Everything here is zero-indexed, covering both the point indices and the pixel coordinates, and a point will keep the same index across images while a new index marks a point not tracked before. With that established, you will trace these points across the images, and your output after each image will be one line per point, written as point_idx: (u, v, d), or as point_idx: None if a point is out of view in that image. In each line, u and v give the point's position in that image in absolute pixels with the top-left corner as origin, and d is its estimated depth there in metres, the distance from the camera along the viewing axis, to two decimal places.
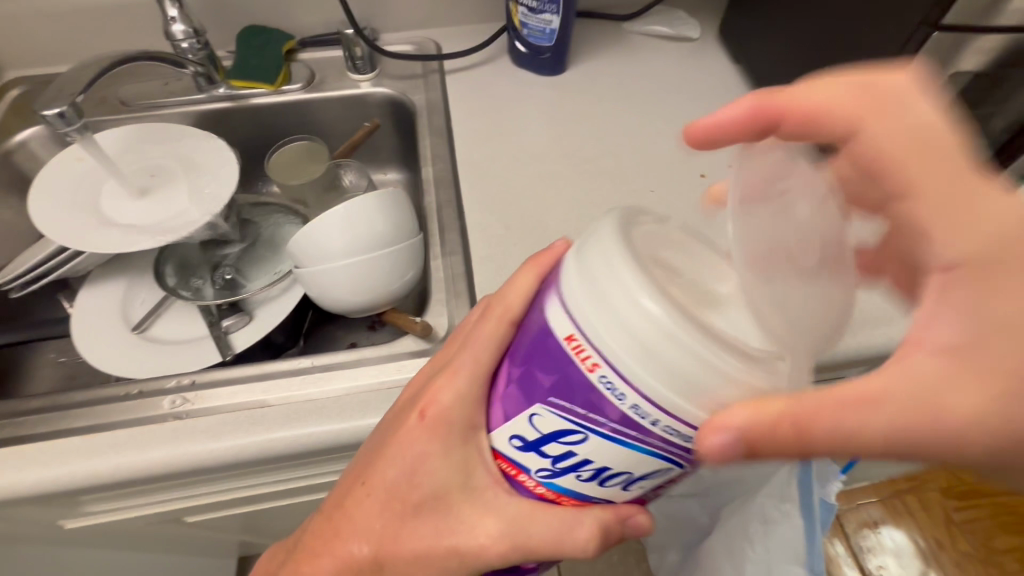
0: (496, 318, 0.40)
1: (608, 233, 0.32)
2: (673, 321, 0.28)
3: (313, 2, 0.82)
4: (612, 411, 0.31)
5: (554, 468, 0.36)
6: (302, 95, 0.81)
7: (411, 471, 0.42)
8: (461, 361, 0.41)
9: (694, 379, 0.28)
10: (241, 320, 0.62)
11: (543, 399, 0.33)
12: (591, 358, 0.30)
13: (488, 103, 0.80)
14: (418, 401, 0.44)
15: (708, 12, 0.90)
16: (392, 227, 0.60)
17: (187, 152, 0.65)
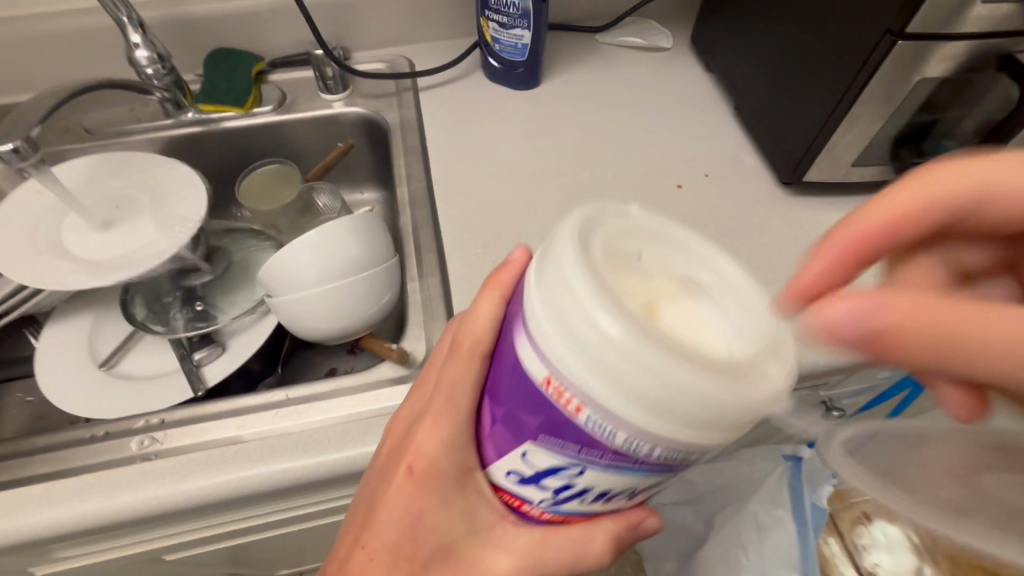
0: (461, 354, 0.40)
1: (569, 252, 0.29)
2: (647, 346, 0.27)
3: (282, 23, 0.81)
4: (607, 447, 0.29)
5: (554, 498, 0.34)
6: (273, 117, 0.80)
7: (412, 520, 0.41)
8: (435, 405, 0.40)
9: (680, 406, 0.27)
10: (213, 352, 0.60)
11: (533, 438, 0.32)
12: (574, 399, 0.28)
13: (463, 120, 0.79)
14: (404, 448, 0.43)
15: (679, 22, 0.90)
16: (367, 250, 0.59)
17: (154, 182, 0.63)
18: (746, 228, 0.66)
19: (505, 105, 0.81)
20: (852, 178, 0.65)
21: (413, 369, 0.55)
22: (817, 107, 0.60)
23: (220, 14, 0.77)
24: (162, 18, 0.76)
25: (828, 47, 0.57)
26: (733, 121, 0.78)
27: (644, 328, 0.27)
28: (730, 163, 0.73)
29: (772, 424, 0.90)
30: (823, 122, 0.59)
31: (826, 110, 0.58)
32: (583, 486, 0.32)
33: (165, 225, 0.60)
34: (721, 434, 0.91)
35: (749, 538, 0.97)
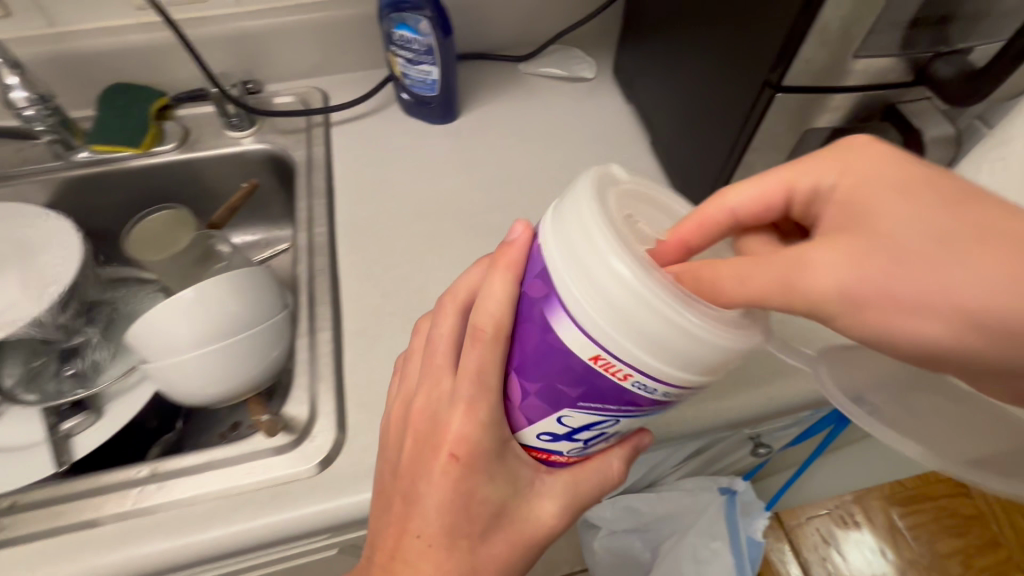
0: (485, 340, 0.36)
1: (590, 218, 0.32)
2: (653, 293, 0.30)
3: (183, 57, 0.76)
4: (640, 395, 0.34)
5: (583, 445, 0.38)
6: (175, 155, 0.76)
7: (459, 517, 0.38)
8: (467, 393, 0.37)
9: (706, 359, 0.31)
10: (85, 420, 0.56)
11: (571, 404, 0.34)
12: (622, 369, 0.32)
13: (375, 156, 0.76)
14: (430, 443, 0.39)
15: (603, 50, 0.89)
16: (244, 309, 0.55)
17: (19, 233, 0.59)
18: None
19: (420, 140, 0.78)
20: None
21: (294, 436, 0.52)
22: (717, 151, 0.58)
23: (113, 49, 0.73)
24: (49, 54, 0.72)
25: (723, 92, 0.56)
26: (651, 155, 0.76)
27: (653, 288, 0.30)
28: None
29: (706, 457, 0.89)
30: (722, 168, 0.57)
31: (724, 155, 0.57)
32: (612, 430, 0.37)
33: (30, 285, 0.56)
34: (655, 469, 0.90)
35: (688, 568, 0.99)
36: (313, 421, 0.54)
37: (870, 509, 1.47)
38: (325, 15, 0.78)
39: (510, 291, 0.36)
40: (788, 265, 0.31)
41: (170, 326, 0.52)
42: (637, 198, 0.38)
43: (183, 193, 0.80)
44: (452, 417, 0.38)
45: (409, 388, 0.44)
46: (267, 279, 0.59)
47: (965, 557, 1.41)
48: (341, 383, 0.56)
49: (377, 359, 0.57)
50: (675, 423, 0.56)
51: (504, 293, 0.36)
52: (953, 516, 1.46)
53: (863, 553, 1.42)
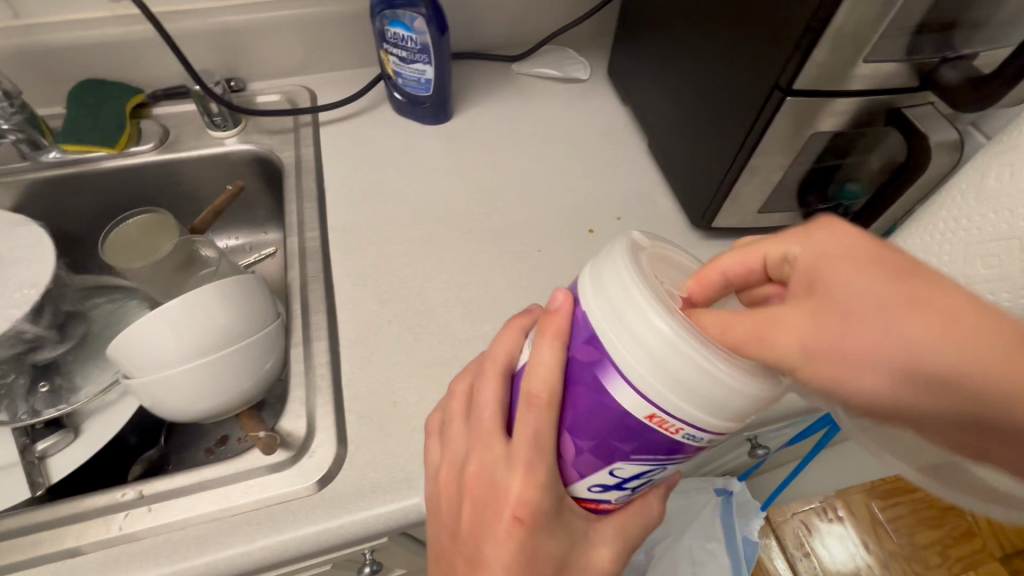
0: (536, 405, 0.34)
1: (627, 278, 0.32)
2: (690, 344, 0.29)
3: (161, 52, 0.72)
4: (695, 447, 0.32)
5: (631, 491, 0.36)
6: (153, 156, 0.72)
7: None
8: (522, 458, 0.35)
9: (744, 406, 0.30)
10: (63, 439, 0.52)
11: (625, 458, 0.33)
12: (674, 424, 0.30)
13: (367, 158, 0.74)
14: (489, 510, 0.38)
15: (596, 52, 0.88)
16: (235, 320, 0.52)
17: None
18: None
19: (414, 141, 0.76)
20: (760, 223, 0.64)
21: (292, 452, 0.50)
22: (721, 155, 0.58)
23: (84, 43, 0.69)
24: (14, 47, 0.67)
25: (727, 95, 0.55)
26: (648, 158, 0.76)
27: (697, 343, 0.30)
28: (644, 204, 0.71)
29: (702, 459, 0.89)
30: (726, 172, 0.57)
31: (728, 159, 0.57)
32: (659, 475, 0.35)
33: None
34: None
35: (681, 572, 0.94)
36: (311, 436, 0.51)
37: (852, 503, 1.50)
38: (312, 11, 0.75)
39: (562, 353, 0.33)
40: (761, 325, 0.30)
41: (156, 340, 0.49)
42: (659, 260, 0.37)
43: (162, 196, 0.76)
44: (507, 486, 0.36)
45: (453, 455, 0.42)
46: (259, 285, 0.56)
47: (942, 548, 1.46)
48: (339, 395, 0.53)
49: (377, 369, 0.55)
50: None
51: (556, 357, 0.34)
52: (930, 507, 1.51)
53: (846, 546, 1.45)
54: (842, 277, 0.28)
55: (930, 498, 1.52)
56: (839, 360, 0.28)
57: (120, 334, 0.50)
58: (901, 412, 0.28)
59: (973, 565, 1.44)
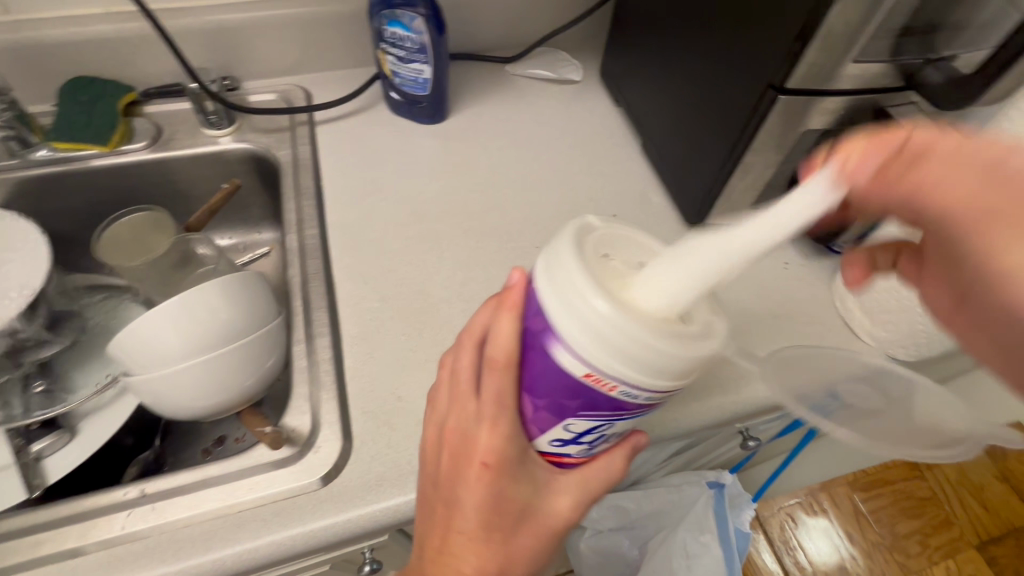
0: (495, 372, 0.36)
1: (569, 253, 0.32)
2: (626, 316, 0.30)
3: (154, 50, 0.72)
4: (638, 405, 0.34)
5: (588, 446, 0.38)
6: (147, 155, 0.71)
7: (490, 535, 0.39)
8: (485, 418, 0.37)
9: (681, 365, 0.31)
10: (59, 440, 0.51)
11: (573, 415, 0.35)
12: (609, 383, 0.32)
13: (364, 156, 0.74)
14: (457, 470, 0.40)
15: (588, 54, 0.90)
16: (238, 316, 0.52)
17: None
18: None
19: (411, 140, 0.76)
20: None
21: (296, 448, 0.50)
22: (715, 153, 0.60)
23: (76, 39, 0.68)
24: (4, 42, 0.66)
25: (721, 96, 0.57)
26: (641, 157, 0.77)
27: (644, 318, 0.31)
28: (639, 202, 0.72)
29: (695, 453, 0.90)
30: (719, 169, 0.59)
31: (721, 157, 0.59)
32: (611, 430, 0.37)
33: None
34: (646, 465, 0.91)
35: (680, 566, 0.98)
36: (315, 432, 0.51)
37: (836, 496, 1.54)
38: (309, 10, 0.76)
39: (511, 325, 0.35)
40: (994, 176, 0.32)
41: (157, 337, 0.49)
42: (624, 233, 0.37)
43: (154, 195, 0.75)
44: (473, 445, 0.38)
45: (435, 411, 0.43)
46: (261, 281, 0.56)
47: (921, 537, 1.50)
48: (343, 391, 0.54)
49: (381, 364, 0.55)
50: (683, 419, 0.56)
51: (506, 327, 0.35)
52: (908, 497, 1.56)
53: (831, 538, 1.48)
54: (942, 172, 0.33)
55: (907, 489, 1.57)
56: (1003, 224, 0.32)
57: (121, 331, 0.49)
58: (991, 274, 0.33)
59: (950, 553, 1.49)
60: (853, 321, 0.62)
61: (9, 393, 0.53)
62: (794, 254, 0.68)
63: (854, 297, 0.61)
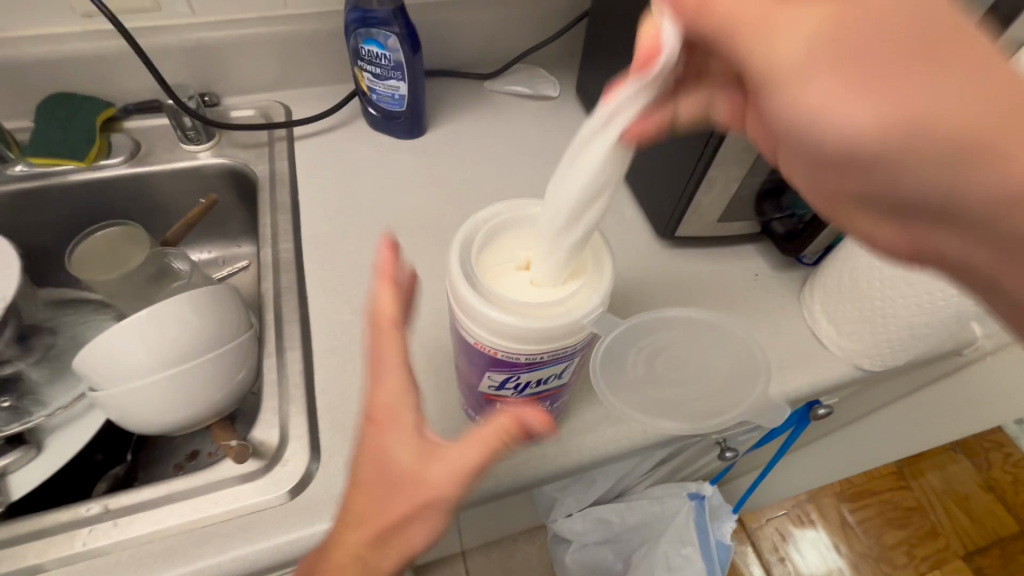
0: (391, 321, 0.37)
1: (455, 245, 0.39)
2: (497, 301, 0.37)
3: (134, 67, 0.73)
4: (529, 363, 0.39)
5: (517, 389, 0.43)
6: (124, 170, 0.72)
7: (405, 515, 0.34)
8: (388, 381, 0.36)
9: (550, 331, 0.36)
10: (25, 456, 0.51)
11: (486, 370, 0.41)
12: (491, 348, 0.38)
13: (342, 171, 0.75)
14: (370, 447, 0.35)
15: (566, 71, 0.92)
16: (206, 330, 0.52)
17: None
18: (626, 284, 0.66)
19: (389, 155, 0.78)
20: (720, 232, 0.67)
21: (263, 462, 0.50)
22: (682, 167, 0.61)
23: (54, 56, 0.69)
24: None
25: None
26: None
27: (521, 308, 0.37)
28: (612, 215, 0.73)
29: (675, 464, 0.91)
30: (686, 183, 0.60)
31: (687, 171, 0.60)
32: (527, 377, 0.41)
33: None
34: (627, 476, 0.91)
35: None
36: (283, 446, 0.51)
37: (822, 506, 1.54)
38: (288, 28, 0.77)
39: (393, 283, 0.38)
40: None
41: (124, 352, 0.49)
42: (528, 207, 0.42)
43: (132, 210, 0.76)
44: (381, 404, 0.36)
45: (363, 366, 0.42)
46: (232, 295, 0.56)
47: (909, 547, 1.50)
48: (313, 404, 0.54)
49: (351, 377, 0.55)
50: (652, 429, 0.57)
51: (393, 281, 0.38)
52: (894, 507, 1.56)
53: (819, 549, 1.48)
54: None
55: (892, 498, 1.57)
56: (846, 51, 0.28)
57: (87, 347, 0.49)
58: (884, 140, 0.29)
59: (938, 563, 1.48)
60: (820, 331, 0.62)
61: None
62: (764, 266, 0.69)
63: (820, 308, 0.62)
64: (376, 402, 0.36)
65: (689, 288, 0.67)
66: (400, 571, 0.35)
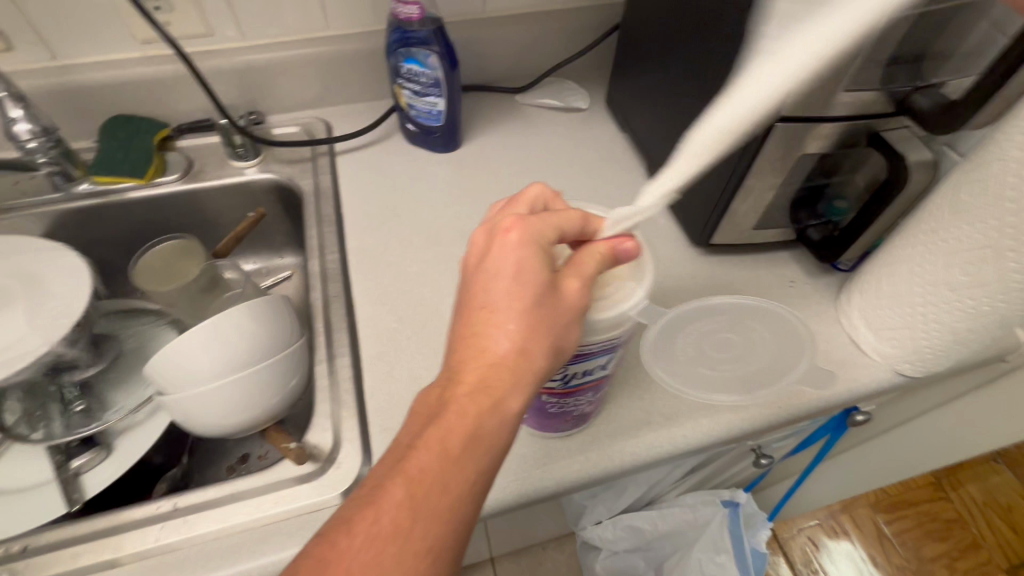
0: (523, 229, 0.41)
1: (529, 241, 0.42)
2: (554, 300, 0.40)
3: (188, 89, 0.77)
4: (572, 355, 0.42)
5: (558, 383, 0.46)
6: (178, 186, 0.75)
7: (503, 395, 0.38)
8: (507, 260, 0.40)
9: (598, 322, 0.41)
10: (96, 456, 0.54)
11: None
12: None
13: (382, 185, 0.77)
14: (477, 328, 0.40)
15: (595, 83, 0.93)
16: (264, 338, 0.55)
17: (26, 268, 0.58)
18: (662, 291, 0.67)
19: (427, 168, 0.80)
20: (756, 239, 0.68)
21: (318, 465, 0.52)
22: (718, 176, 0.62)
23: (117, 81, 0.73)
24: (53, 86, 0.72)
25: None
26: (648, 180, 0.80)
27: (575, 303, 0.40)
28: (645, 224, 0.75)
29: (708, 471, 0.91)
30: (723, 192, 0.61)
31: (723, 180, 0.61)
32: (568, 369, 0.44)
33: (33, 323, 0.55)
34: (660, 483, 0.91)
35: None
36: (336, 449, 0.53)
37: (856, 516, 1.51)
38: (330, 49, 0.80)
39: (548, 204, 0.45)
40: None
41: (189, 359, 0.52)
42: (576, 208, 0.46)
43: (184, 224, 0.79)
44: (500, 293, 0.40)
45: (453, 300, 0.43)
46: (286, 304, 0.59)
47: (949, 560, 1.46)
48: (363, 409, 0.56)
49: (398, 383, 0.58)
50: (693, 434, 0.57)
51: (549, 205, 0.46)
52: (931, 518, 1.52)
53: (851, 560, 1.45)
54: None
55: (930, 510, 1.53)
56: None
57: (157, 353, 0.52)
58: None
59: None
60: (860, 338, 0.62)
61: (51, 411, 0.57)
62: (800, 272, 0.69)
63: (859, 315, 0.62)
64: (489, 285, 0.40)
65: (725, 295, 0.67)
66: (482, 460, 0.37)
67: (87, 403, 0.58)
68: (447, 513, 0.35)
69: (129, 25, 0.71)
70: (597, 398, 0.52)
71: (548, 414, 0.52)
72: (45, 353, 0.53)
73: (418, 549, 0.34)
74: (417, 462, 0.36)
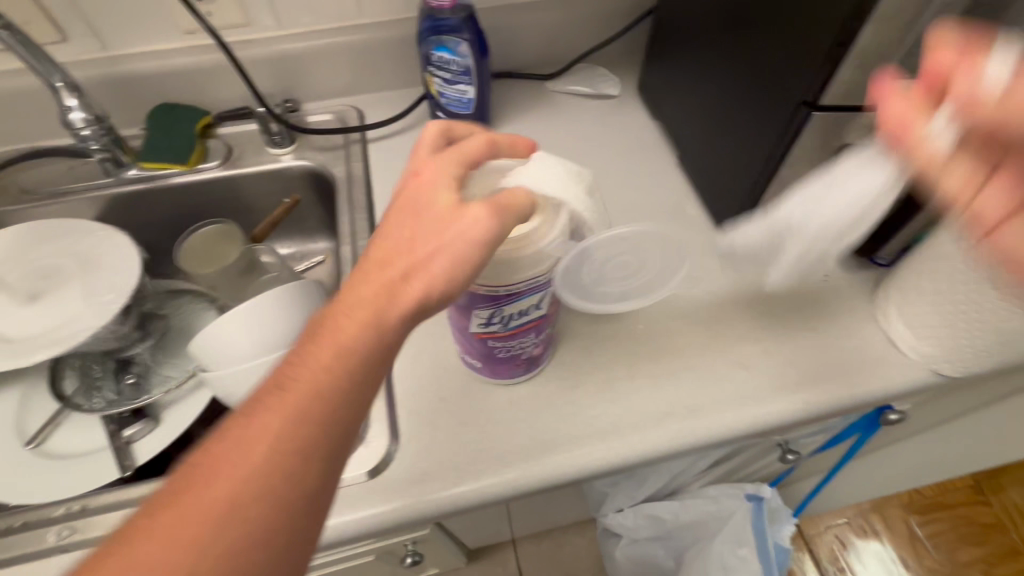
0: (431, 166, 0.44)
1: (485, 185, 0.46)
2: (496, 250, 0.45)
3: (228, 77, 0.79)
4: (505, 295, 0.45)
5: (501, 323, 0.49)
6: (219, 172, 0.79)
7: (388, 312, 0.41)
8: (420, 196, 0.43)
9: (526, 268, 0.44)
10: (145, 427, 0.58)
11: (472, 306, 0.47)
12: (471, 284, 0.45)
13: (412, 172, 0.78)
14: (380, 257, 0.43)
15: (628, 69, 0.92)
16: (300, 319, 0.57)
17: (82, 250, 0.62)
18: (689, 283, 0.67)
19: None
20: None
21: None
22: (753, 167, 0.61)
23: (162, 71, 0.76)
24: (104, 76, 0.75)
25: (757, 110, 0.58)
26: (679, 168, 0.79)
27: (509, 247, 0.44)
28: (674, 213, 0.74)
29: (733, 464, 0.90)
30: (754, 182, 0.60)
31: (757, 171, 0.60)
32: (506, 308, 0.47)
33: (90, 301, 0.59)
34: (683, 473, 0.91)
35: None
36: (366, 428, 0.56)
37: (888, 515, 1.47)
38: (363, 37, 0.81)
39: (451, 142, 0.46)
40: None
41: (231, 337, 0.54)
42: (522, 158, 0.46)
43: (224, 209, 0.83)
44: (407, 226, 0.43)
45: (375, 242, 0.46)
46: (318, 290, 0.61)
47: (988, 566, 1.41)
48: (391, 391, 0.58)
49: (424, 366, 0.59)
50: (715, 425, 0.57)
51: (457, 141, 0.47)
52: (974, 522, 1.47)
53: (882, 557, 1.42)
54: None
55: (973, 514, 1.48)
56: None
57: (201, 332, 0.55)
58: None
59: None
60: (895, 335, 0.61)
61: (105, 383, 0.61)
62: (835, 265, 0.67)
63: (896, 311, 0.60)
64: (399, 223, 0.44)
65: (754, 288, 0.66)
66: (351, 372, 0.39)
67: (137, 378, 0.62)
68: (314, 418, 0.38)
69: (173, 16, 0.74)
70: (545, 336, 0.54)
71: (499, 360, 0.54)
72: (99, 330, 0.57)
73: (272, 459, 0.36)
74: (296, 372, 0.39)
